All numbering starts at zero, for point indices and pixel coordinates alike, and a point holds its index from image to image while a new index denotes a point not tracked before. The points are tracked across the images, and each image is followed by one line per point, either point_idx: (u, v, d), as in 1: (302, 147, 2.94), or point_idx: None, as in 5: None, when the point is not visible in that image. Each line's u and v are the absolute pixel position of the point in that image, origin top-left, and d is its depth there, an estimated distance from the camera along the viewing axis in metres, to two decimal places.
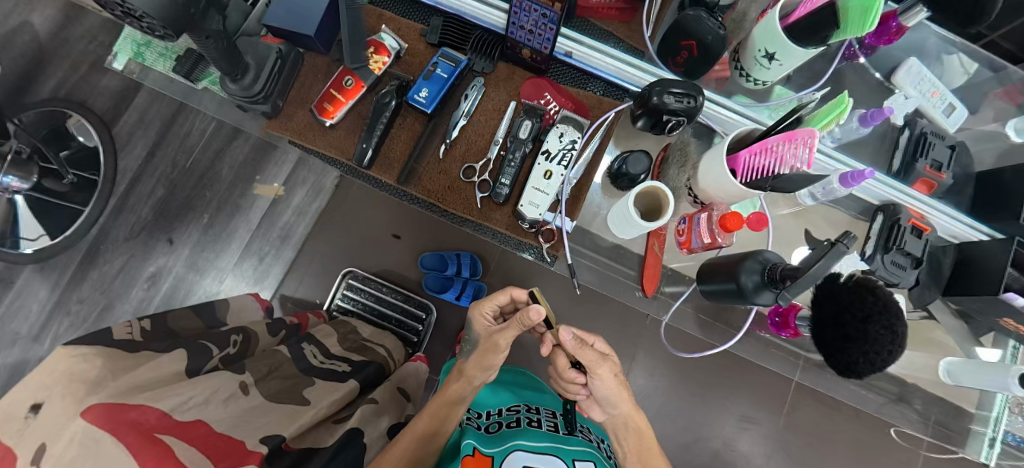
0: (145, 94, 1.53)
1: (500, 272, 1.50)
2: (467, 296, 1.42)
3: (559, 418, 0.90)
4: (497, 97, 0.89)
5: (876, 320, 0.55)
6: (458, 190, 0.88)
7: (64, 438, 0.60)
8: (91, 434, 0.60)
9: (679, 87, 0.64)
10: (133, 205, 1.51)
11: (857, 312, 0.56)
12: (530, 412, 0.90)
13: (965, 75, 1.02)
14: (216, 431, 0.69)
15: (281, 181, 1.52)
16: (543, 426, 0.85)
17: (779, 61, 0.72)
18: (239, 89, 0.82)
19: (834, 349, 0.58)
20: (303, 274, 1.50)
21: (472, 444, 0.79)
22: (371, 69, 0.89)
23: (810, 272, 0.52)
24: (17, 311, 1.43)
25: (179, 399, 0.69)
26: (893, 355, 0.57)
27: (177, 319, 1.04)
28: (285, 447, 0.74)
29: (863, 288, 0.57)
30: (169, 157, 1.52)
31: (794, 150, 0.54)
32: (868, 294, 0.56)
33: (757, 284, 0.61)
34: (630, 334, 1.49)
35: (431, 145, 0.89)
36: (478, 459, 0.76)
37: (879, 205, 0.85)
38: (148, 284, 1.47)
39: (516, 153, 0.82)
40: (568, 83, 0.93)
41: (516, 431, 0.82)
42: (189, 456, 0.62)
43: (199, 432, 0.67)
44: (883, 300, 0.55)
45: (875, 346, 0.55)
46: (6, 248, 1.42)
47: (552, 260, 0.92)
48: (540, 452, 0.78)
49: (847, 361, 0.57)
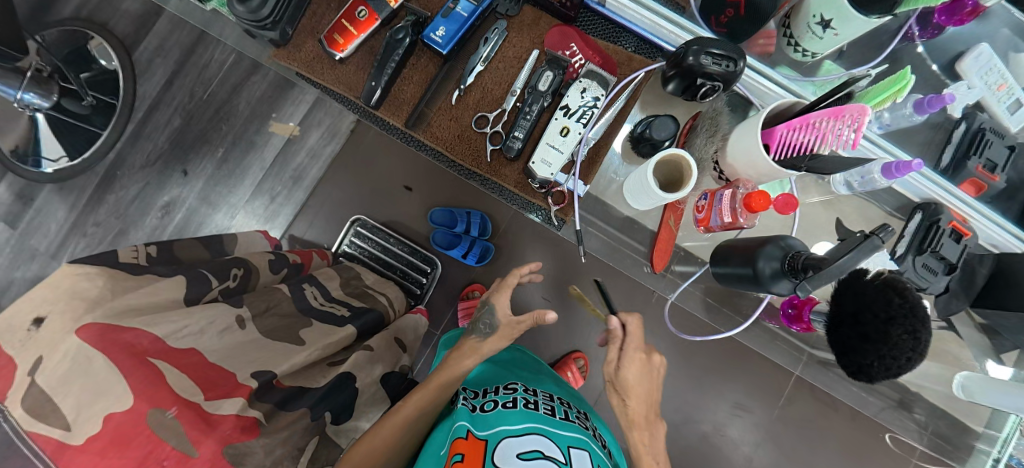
0: (165, 20, 1.49)
1: (509, 235, 1.47)
2: (473, 255, 1.40)
3: (558, 403, 0.83)
4: (519, 44, 0.84)
5: (899, 323, 0.51)
6: (468, 140, 0.85)
7: (60, 352, 0.60)
8: (85, 351, 0.61)
9: (718, 48, 0.58)
10: (150, 133, 1.50)
11: (880, 313, 0.52)
12: (527, 393, 0.82)
13: None
14: (209, 360, 0.69)
15: (297, 121, 1.49)
16: (539, 408, 0.77)
17: (835, 29, 0.64)
18: (246, 11, 0.77)
19: (849, 348, 0.55)
20: (312, 218, 1.49)
21: (464, 426, 0.73)
22: (387, 2, 0.83)
23: (836, 264, 0.48)
24: (37, 228, 1.47)
25: (173, 326, 0.69)
26: (911, 363, 0.53)
27: (184, 248, 1.05)
28: (275, 383, 0.74)
29: (890, 288, 0.53)
30: (187, 87, 1.50)
31: (840, 126, 0.50)
32: (895, 295, 0.52)
33: (776, 272, 0.57)
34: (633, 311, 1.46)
35: (443, 91, 0.85)
36: (469, 443, 0.70)
37: (918, 203, 0.79)
38: (162, 213, 1.48)
39: (533, 106, 0.77)
40: (597, 35, 0.88)
41: (510, 411, 0.75)
42: (179, 382, 0.63)
43: (193, 360, 0.67)
44: (910, 303, 0.51)
45: (894, 350, 0.51)
46: (27, 165, 1.44)
47: (560, 223, 0.91)
48: (534, 436, 0.69)
49: (859, 363, 0.53)
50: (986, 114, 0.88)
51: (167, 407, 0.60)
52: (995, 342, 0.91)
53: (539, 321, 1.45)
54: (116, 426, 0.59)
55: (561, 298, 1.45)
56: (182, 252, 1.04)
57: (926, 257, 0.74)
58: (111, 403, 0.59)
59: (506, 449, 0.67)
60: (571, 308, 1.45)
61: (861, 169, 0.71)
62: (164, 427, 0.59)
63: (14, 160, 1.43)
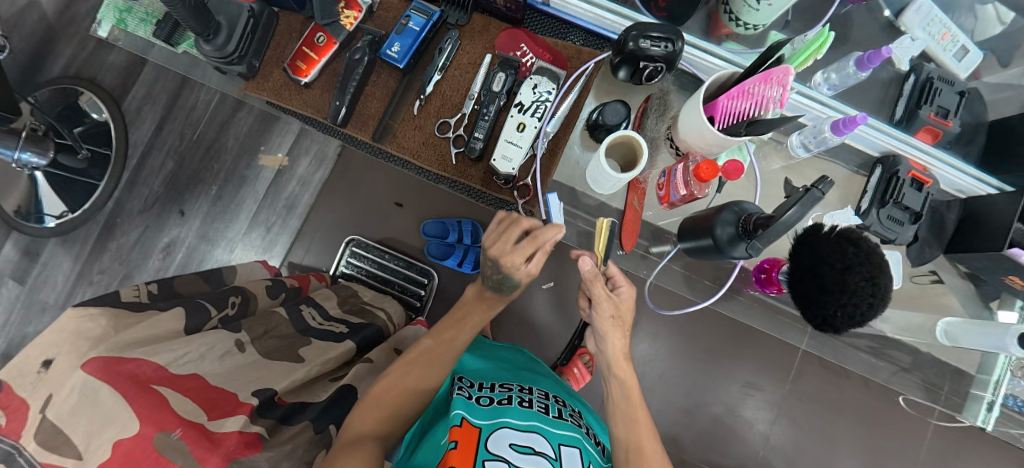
0: (151, 68, 1.56)
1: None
2: (468, 262, 1.43)
3: (552, 401, 0.85)
4: (473, 50, 0.88)
5: (856, 271, 0.53)
6: (433, 146, 0.88)
7: (68, 387, 0.64)
8: (91, 384, 0.64)
9: (656, 31, 0.61)
10: (145, 179, 1.55)
11: (836, 263, 0.55)
12: (523, 391, 0.85)
13: (999, 26, 0.92)
14: (210, 384, 0.72)
15: (285, 152, 1.54)
16: (533, 406, 0.80)
17: (766, 1, 0.65)
18: (213, 49, 0.83)
19: (812, 301, 0.57)
20: (309, 243, 1.53)
21: (460, 414, 0.75)
22: (344, 25, 0.88)
23: (782, 219, 0.50)
24: (45, 281, 1.52)
25: (173, 354, 0.72)
26: (875, 310, 0.55)
27: (184, 283, 1.09)
28: (277, 400, 0.77)
29: (846, 240, 0.55)
30: (177, 130, 1.55)
31: (772, 90, 0.52)
32: (850, 245, 0.55)
33: (733, 237, 0.59)
34: (633, 301, 1.48)
35: (405, 103, 0.89)
36: (465, 430, 0.71)
37: (878, 157, 0.81)
38: (164, 254, 1.53)
39: (490, 107, 0.80)
40: (547, 33, 0.92)
41: (504, 409, 0.78)
42: (183, 405, 0.66)
43: (195, 384, 0.71)
44: (864, 251, 0.54)
45: (854, 298, 0.53)
46: (31, 222, 1.50)
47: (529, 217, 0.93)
48: (527, 432, 0.73)
49: (823, 315, 0.56)
50: (935, 63, 0.91)
51: (172, 430, 0.63)
52: (980, 288, 0.92)
53: (540, 320, 1.47)
54: (126, 452, 0.62)
55: (559, 295, 1.47)
56: (182, 287, 1.08)
57: (891, 206, 0.77)
58: (120, 431, 0.62)
59: (500, 440, 0.71)
60: (570, 304, 1.47)
61: (814, 129, 0.75)
62: (171, 448, 0.62)
63: (18, 218, 1.49)
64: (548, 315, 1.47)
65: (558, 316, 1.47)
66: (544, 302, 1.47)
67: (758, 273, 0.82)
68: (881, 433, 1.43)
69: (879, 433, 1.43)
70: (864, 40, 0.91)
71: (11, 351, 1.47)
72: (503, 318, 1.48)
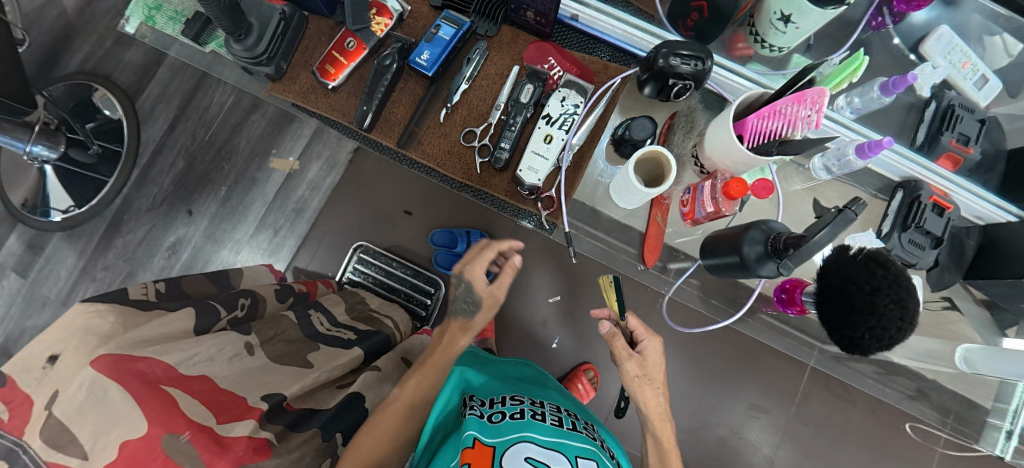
0: (166, 68, 1.56)
1: (510, 251, 1.49)
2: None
3: (565, 414, 0.84)
4: (499, 62, 0.88)
5: (884, 293, 0.53)
6: (458, 155, 0.89)
7: (74, 383, 0.62)
8: (99, 381, 0.63)
9: (686, 49, 0.62)
10: (155, 177, 1.55)
11: (864, 285, 0.55)
12: (535, 405, 0.84)
13: (1007, 57, 0.94)
14: (219, 386, 0.71)
15: (296, 156, 1.54)
16: (547, 419, 0.79)
17: (795, 24, 0.66)
18: (242, 49, 0.83)
19: (839, 323, 0.57)
20: (316, 248, 1.52)
21: (473, 434, 0.74)
22: (375, 31, 0.89)
23: (811, 243, 0.50)
24: (47, 276, 1.50)
25: (183, 354, 0.71)
26: (902, 333, 0.55)
27: (191, 283, 1.08)
28: (285, 406, 0.75)
29: (873, 262, 0.56)
30: (189, 130, 1.55)
31: (806, 111, 0.52)
32: (878, 268, 0.55)
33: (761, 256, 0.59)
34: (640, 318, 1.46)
35: (431, 111, 0.89)
36: (478, 451, 0.71)
37: (899, 181, 0.83)
38: (169, 253, 1.51)
39: (517, 118, 0.81)
40: (573, 47, 0.92)
41: (519, 422, 0.77)
42: (192, 408, 0.65)
43: (204, 386, 0.69)
44: (891, 274, 0.54)
45: (882, 321, 0.53)
46: (36, 216, 1.49)
47: (551, 227, 0.96)
48: (546, 449, 0.71)
49: (850, 337, 0.56)
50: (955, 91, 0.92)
51: (183, 432, 0.62)
52: (997, 316, 0.92)
53: (545, 333, 1.47)
54: (133, 453, 0.60)
55: (566, 310, 1.46)
56: (190, 286, 1.07)
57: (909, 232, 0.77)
58: (129, 430, 0.61)
59: (517, 455, 0.69)
60: (577, 319, 1.45)
61: (838, 152, 0.74)
62: (179, 451, 0.61)
63: (24, 211, 1.49)
64: (553, 329, 1.46)
65: (564, 331, 1.46)
66: (550, 316, 1.46)
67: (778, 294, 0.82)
68: (888, 460, 1.41)
69: (886, 461, 1.41)
70: (881, 66, 0.93)
71: (9, 344, 1.46)
72: (509, 330, 1.47)
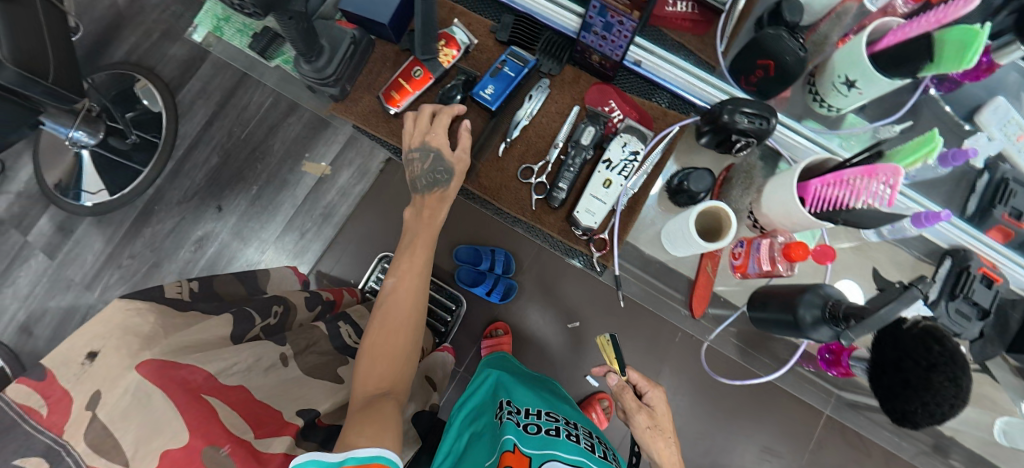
0: (209, 65, 1.59)
1: (533, 273, 1.49)
2: (498, 292, 1.43)
3: (595, 440, 0.85)
4: (560, 101, 0.91)
5: (940, 371, 0.54)
6: (514, 189, 0.91)
7: (118, 386, 0.63)
8: (143, 388, 0.63)
9: (751, 107, 0.62)
10: (188, 171, 1.57)
11: (921, 360, 0.55)
12: (569, 425, 0.84)
13: None
14: (255, 398, 0.72)
15: (329, 161, 1.55)
16: (580, 442, 0.80)
17: (858, 88, 0.70)
18: (312, 70, 0.85)
19: (894, 396, 0.58)
20: (340, 253, 1.53)
21: (512, 440, 0.75)
22: (441, 62, 0.92)
23: (876, 316, 0.52)
24: (74, 259, 1.52)
25: (224, 363, 0.72)
26: (956, 409, 0.56)
27: (222, 284, 1.09)
28: (318, 422, 0.76)
29: (930, 337, 0.56)
30: (225, 128, 1.58)
31: (875, 185, 0.52)
32: (934, 343, 0.55)
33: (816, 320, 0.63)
34: (658, 350, 1.46)
35: (491, 144, 0.93)
36: (517, 456, 0.71)
37: (946, 248, 0.84)
38: (195, 247, 1.53)
39: (576, 159, 0.84)
40: (633, 92, 0.92)
41: (553, 439, 0.77)
42: (231, 420, 0.66)
43: (241, 397, 0.70)
44: (949, 350, 0.54)
45: (937, 398, 0.54)
46: (69, 199, 1.51)
47: (601, 267, 1.01)
48: None
49: (904, 410, 0.57)
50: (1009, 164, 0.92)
51: (221, 444, 0.62)
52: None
53: (562, 357, 1.47)
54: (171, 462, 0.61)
55: (584, 336, 1.46)
56: (221, 287, 1.08)
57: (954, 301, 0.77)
58: (167, 438, 0.62)
59: None
60: (594, 347, 1.45)
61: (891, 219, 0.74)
62: (217, 465, 0.61)
63: (57, 193, 1.51)
64: (570, 355, 1.46)
65: (580, 357, 1.46)
66: (568, 341, 1.47)
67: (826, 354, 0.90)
68: None
69: None
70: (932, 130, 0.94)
71: (33, 323, 1.48)
72: (526, 352, 1.47)
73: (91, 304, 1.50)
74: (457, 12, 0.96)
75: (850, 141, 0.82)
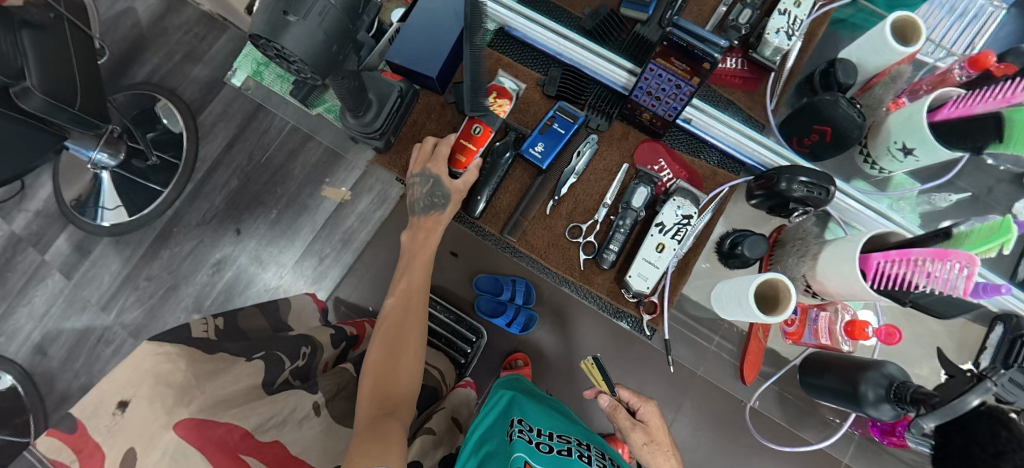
0: (230, 88, 1.59)
1: (553, 304, 1.47)
2: (519, 323, 1.42)
3: (607, 460, 0.83)
4: (609, 158, 0.85)
5: (1009, 458, 0.52)
6: (561, 248, 0.84)
7: (160, 445, 0.62)
8: (181, 447, 0.62)
9: (807, 175, 0.65)
10: (207, 193, 1.56)
11: (988, 447, 0.54)
12: (581, 446, 0.83)
13: None
14: (289, 452, 0.71)
15: (349, 186, 1.54)
16: (593, 462, 0.78)
17: (915, 156, 0.70)
18: (358, 124, 0.82)
19: None
20: (359, 280, 1.51)
21: (523, 457, 0.73)
22: (496, 114, 0.88)
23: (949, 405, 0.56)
24: (90, 280, 1.51)
25: (261, 417, 0.71)
26: None
27: (246, 318, 1.08)
28: None
29: (998, 421, 0.54)
30: (246, 151, 1.57)
31: (945, 268, 0.53)
32: (1002, 428, 0.53)
33: (879, 397, 0.71)
34: (679, 385, 1.43)
35: (537, 200, 0.85)
36: None
37: (999, 313, 0.79)
38: (213, 270, 1.52)
39: (626, 219, 0.81)
40: (681, 149, 0.85)
41: (566, 459, 0.76)
42: None
43: (276, 454, 0.69)
44: (1018, 439, 0.52)
45: None
46: (88, 218, 1.50)
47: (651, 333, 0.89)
48: None
49: None
50: None
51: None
52: None
53: (581, 390, 1.45)
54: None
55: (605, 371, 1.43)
56: (245, 323, 1.07)
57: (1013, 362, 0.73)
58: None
59: None
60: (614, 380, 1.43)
61: None
62: None
63: (76, 213, 1.50)
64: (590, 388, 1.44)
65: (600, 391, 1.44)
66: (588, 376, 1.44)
67: (877, 423, 0.87)
68: None
69: None
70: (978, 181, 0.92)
71: (48, 343, 1.46)
72: (545, 384, 1.45)
73: (107, 326, 1.48)
74: (503, 62, 0.90)
75: (899, 202, 0.82)
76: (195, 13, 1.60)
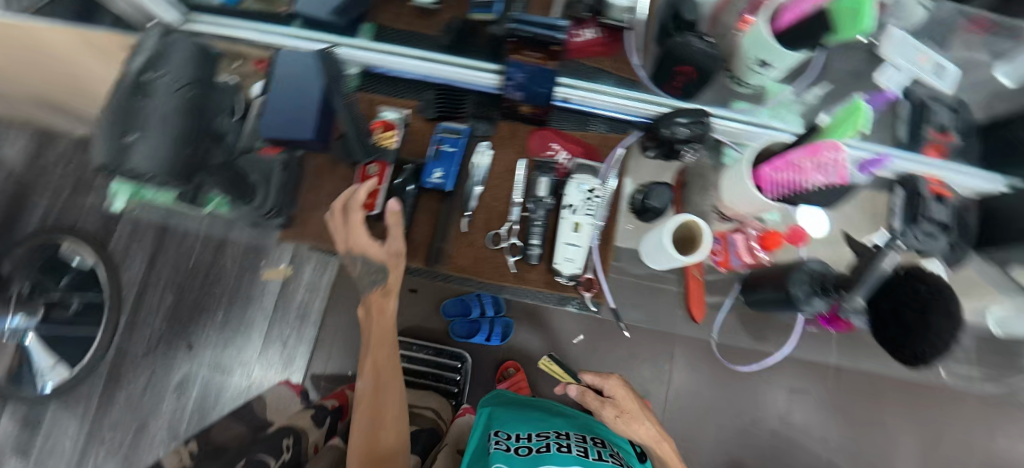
0: None
1: (526, 305, 1.48)
2: (497, 334, 1.42)
3: (589, 442, 0.82)
4: (505, 158, 0.87)
5: (933, 312, 0.63)
6: (488, 260, 0.83)
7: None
8: None
9: (684, 117, 0.77)
10: (144, 319, 1.47)
11: (914, 306, 0.65)
12: (558, 437, 0.82)
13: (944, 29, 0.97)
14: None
15: (287, 261, 1.50)
16: (571, 450, 0.78)
17: (771, 66, 0.76)
18: (251, 208, 0.82)
19: (902, 341, 0.67)
20: (331, 349, 1.47)
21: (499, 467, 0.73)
22: (388, 147, 0.88)
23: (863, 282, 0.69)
24: (50, 451, 1.40)
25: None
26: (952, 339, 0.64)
27: (223, 433, 1.03)
28: None
29: (914, 278, 0.67)
30: (170, 263, 1.50)
31: (822, 161, 0.58)
32: (919, 285, 0.66)
33: (808, 293, 0.73)
34: (663, 333, 1.48)
35: (451, 224, 0.85)
36: None
37: (893, 178, 0.88)
38: (178, 393, 1.44)
39: (539, 211, 0.84)
40: (569, 127, 0.88)
41: (542, 456, 0.76)
42: None
43: None
44: (936, 289, 0.64)
45: (937, 334, 0.63)
46: (24, 388, 1.40)
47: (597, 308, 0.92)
48: None
49: (916, 352, 0.65)
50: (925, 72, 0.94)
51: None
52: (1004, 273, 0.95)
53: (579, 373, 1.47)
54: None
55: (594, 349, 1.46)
56: (222, 439, 1.02)
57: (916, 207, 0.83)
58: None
59: None
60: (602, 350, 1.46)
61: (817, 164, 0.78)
62: None
63: (8, 387, 1.39)
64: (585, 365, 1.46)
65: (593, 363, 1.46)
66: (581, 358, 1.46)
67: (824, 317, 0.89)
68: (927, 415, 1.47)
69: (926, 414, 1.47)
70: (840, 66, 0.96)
71: None
72: (543, 380, 1.46)
73: None
74: (378, 100, 0.91)
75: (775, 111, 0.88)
76: (68, 143, 1.51)
